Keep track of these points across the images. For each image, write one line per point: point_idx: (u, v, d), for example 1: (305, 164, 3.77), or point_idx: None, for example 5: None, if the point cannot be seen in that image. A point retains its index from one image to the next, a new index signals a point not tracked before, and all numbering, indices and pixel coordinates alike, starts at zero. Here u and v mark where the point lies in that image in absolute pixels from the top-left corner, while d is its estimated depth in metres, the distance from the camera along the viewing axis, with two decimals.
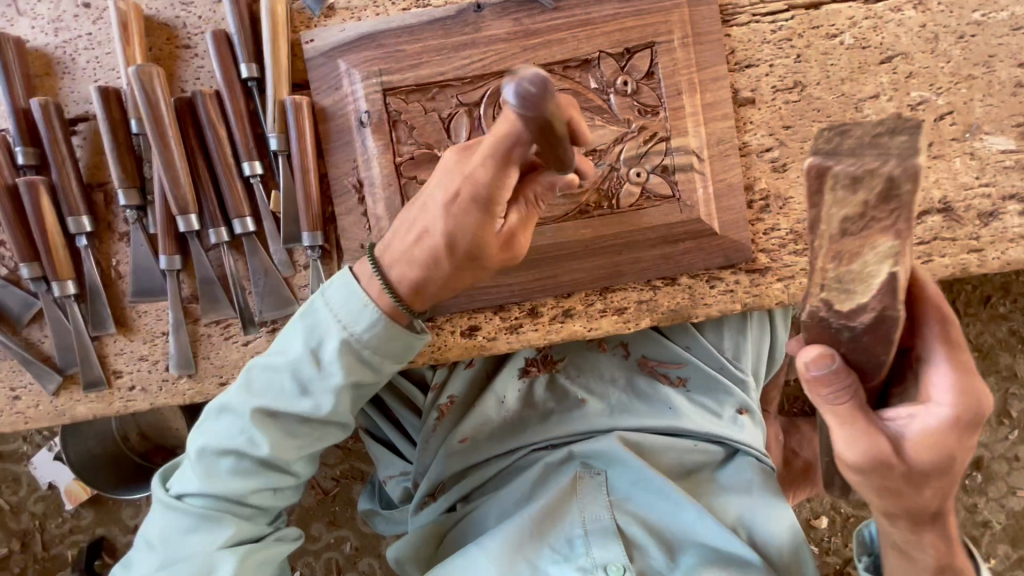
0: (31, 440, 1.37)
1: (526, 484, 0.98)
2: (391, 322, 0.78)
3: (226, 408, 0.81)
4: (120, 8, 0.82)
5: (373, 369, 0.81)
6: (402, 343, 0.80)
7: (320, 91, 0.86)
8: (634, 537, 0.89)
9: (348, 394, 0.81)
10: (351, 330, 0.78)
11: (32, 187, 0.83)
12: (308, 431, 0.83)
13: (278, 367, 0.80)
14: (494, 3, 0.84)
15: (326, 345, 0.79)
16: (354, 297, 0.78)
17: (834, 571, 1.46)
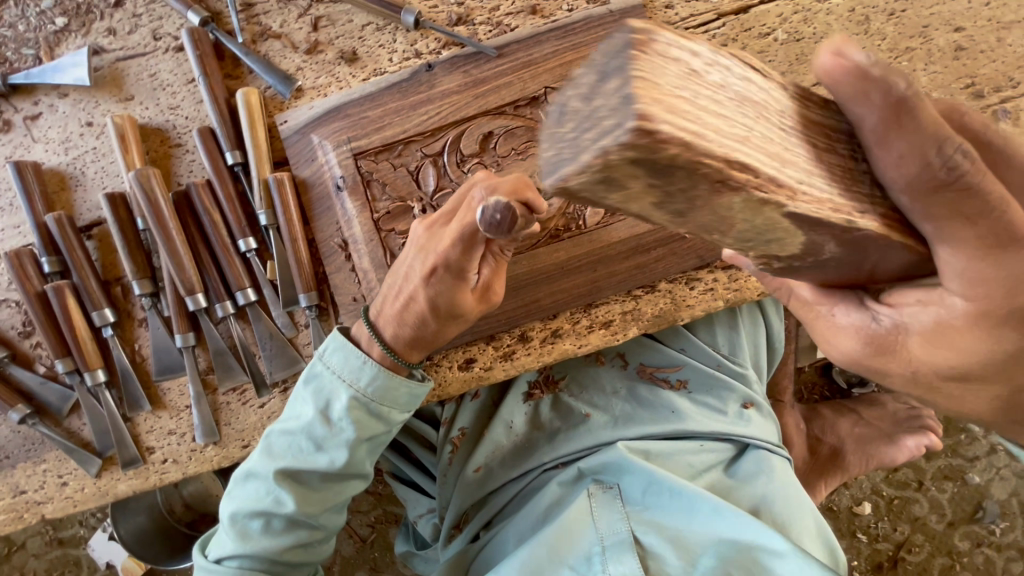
0: (87, 522, 1.46)
1: (542, 505, 1.00)
2: (392, 374, 0.84)
3: (249, 475, 0.87)
4: (117, 122, 0.92)
5: (380, 421, 0.86)
6: (407, 392, 0.86)
7: (299, 165, 0.94)
8: (653, 547, 0.90)
9: (362, 447, 0.86)
10: (354, 388, 0.84)
11: (59, 290, 0.93)
12: (326, 486, 0.88)
13: (291, 431, 0.85)
14: (443, 61, 0.92)
15: (334, 404, 0.84)
16: (352, 357, 0.84)
17: (888, 559, 1.40)
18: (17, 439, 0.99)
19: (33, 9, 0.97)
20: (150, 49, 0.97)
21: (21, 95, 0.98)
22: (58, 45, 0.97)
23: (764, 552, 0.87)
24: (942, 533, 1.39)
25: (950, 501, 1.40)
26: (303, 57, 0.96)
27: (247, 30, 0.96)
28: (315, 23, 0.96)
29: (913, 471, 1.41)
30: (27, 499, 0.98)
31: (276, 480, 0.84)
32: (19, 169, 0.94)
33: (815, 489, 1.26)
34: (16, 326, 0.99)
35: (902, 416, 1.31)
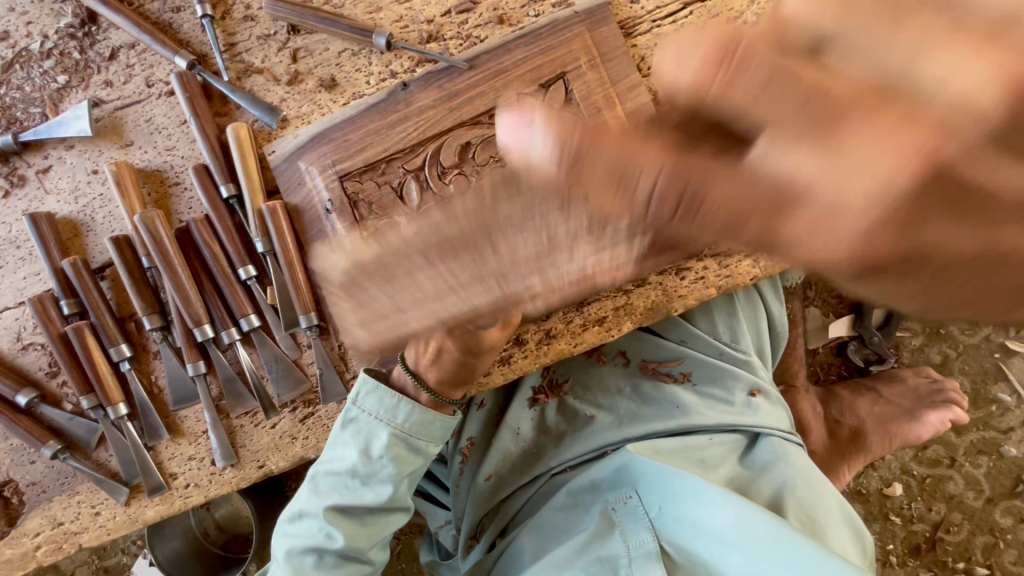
0: (129, 550, 1.53)
1: (564, 517, 1.00)
2: (430, 409, 0.88)
3: (298, 515, 0.90)
4: (115, 169, 0.97)
5: (417, 453, 0.89)
6: (442, 425, 0.89)
7: (290, 192, 0.98)
8: (681, 558, 0.89)
9: (404, 481, 0.89)
10: (394, 426, 0.87)
11: (78, 330, 0.98)
12: (376, 520, 0.90)
13: (338, 471, 0.88)
14: (417, 79, 0.94)
15: (375, 442, 0.87)
16: (386, 398, 0.87)
17: (926, 540, 1.34)
18: (52, 474, 1.05)
19: (37, 70, 1.03)
20: (144, 96, 1.02)
21: (32, 151, 1.04)
22: (62, 101, 1.03)
23: (789, 547, 0.83)
24: (980, 510, 1.34)
25: (987, 476, 1.34)
26: (285, 88, 1.00)
27: (232, 69, 1.01)
28: (294, 54, 1.00)
29: (944, 448, 1.35)
30: (65, 530, 1.04)
31: (326, 517, 0.86)
32: (34, 219, 1.00)
33: (838, 472, 1.24)
34: (43, 367, 1.05)
35: (924, 391, 1.27)
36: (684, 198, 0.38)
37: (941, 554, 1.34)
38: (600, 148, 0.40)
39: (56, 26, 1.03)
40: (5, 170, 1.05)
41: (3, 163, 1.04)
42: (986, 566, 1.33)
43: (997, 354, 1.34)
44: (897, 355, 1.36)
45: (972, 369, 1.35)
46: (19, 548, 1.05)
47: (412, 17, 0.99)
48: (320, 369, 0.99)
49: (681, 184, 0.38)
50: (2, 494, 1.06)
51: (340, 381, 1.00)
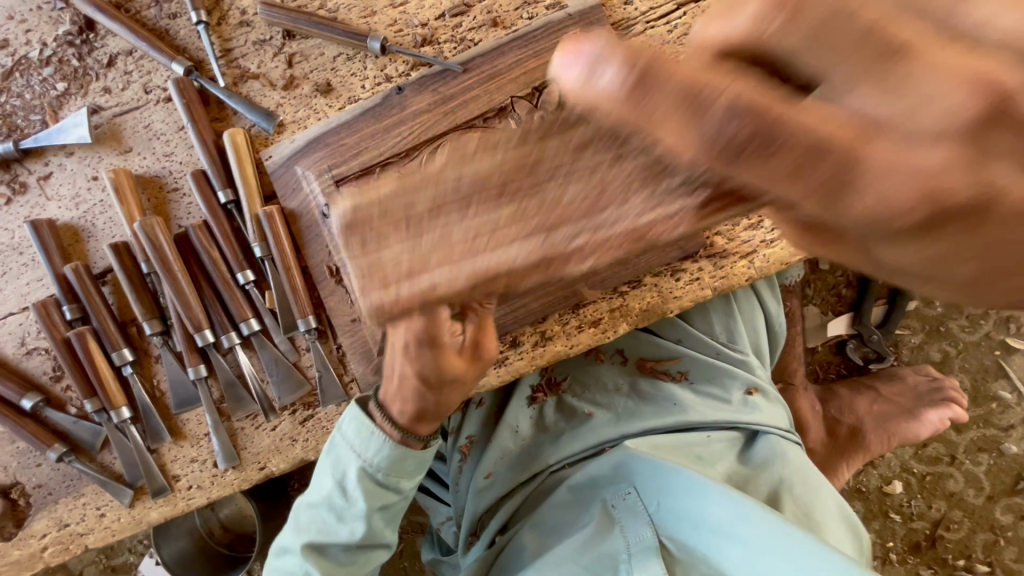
0: (136, 549, 1.55)
1: (565, 514, 1.01)
2: (396, 446, 0.85)
3: (282, 550, 0.93)
4: (114, 176, 0.99)
5: (391, 490, 0.89)
6: (410, 458, 0.87)
7: (287, 196, 0.98)
8: (679, 552, 0.92)
9: (376, 516, 0.89)
10: (364, 460, 0.86)
11: (80, 335, 1.00)
12: (352, 557, 0.92)
13: (318, 504, 0.90)
14: (412, 84, 0.95)
15: (348, 476, 0.87)
16: (363, 429, 0.86)
17: (925, 538, 1.34)
18: (57, 476, 1.07)
19: (36, 77, 1.04)
20: (142, 103, 1.03)
21: (32, 158, 1.05)
22: (61, 108, 1.04)
23: (788, 540, 0.84)
24: (981, 508, 1.34)
25: (987, 474, 1.34)
26: (281, 93, 1.01)
27: (229, 75, 1.02)
28: (289, 60, 1.01)
29: (944, 446, 1.35)
30: (71, 531, 1.06)
31: (304, 555, 0.89)
32: (35, 227, 1.01)
33: (837, 471, 1.24)
34: (47, 372, 1.06)
35: (923, 389, 1.27)
36: (760, 132, 0.36)
37: (941, 551, 1.34)
38: (666, 69, 0.40)
39: (54, 33, 1.04)
40: (6, 177, 1.06)
41: (4, 170, 1.06)
42: (986, 563, 1.33)
43: (998, 351, 1.34)
44: (896, 352, 1.36)
45: (972, 367, 1.34)
46: (26, 549, 1.07)
47: (406, 21, 0.99)
48: (319, 372, 1.00)
49: (759, 111, 0.36)
50: (9, 496, 1.07)
51: (338, 383, 1.01)
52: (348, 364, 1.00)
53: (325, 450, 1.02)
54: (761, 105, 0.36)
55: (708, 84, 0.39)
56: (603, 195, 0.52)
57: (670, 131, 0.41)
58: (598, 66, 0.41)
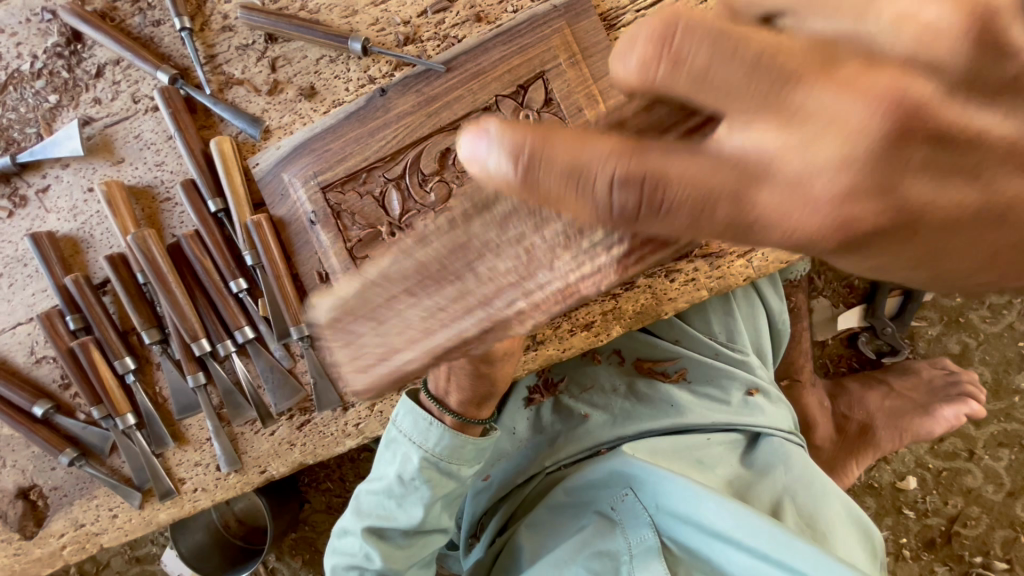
0: (158, 541, 1.61)
1: (563, 516, 0.99)
2: (458, 433, 0.86)
3: (344, 532, 0.94)
4: (106, 188, 0.99)
5: (452, 478, 0.89)
6: (474, 447, 0.88)
7: (275, 204, 0.98)
8: (680, 550, 0.91)
9: (437, 504, 0.89)
10: (425, 449, 0.86)
11: (84, 345, 1.02)
12: (411, 540, 0.92)
13: (376, 491, 0.91)
14: (395, 84, 0.93)
15: (408, 464, 0.87)
16: (420, 420, 0.86)
17: (941, 534, 1.30)
18: (71, 479, 1.10)
19: (29, 90, 1.05)
20: (132, 113, 1.04)
21: (30, 171, 1.07)
22: (55, 120, 1.05)
23: (787, 548, 0.84)
24: (1000, 504, 1.29)
25: (1008, 469, 1.29)
26: (266, 99, 1.00)
27: (214, 81, 1.01)
28: (272, 64, 0.99)
29: (961, 441, 1.30)
30: (87, 531, 1.10)
31: (364, 538, 0.90)
32: (36, 240, 1.03)
33: (847, 468, 1.22)
34: (56, 379, 1.09)
35: (939, 384, 1.23)
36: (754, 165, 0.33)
37: (958, 548, 1.29)
38: (555, 153, 0.34)
39: (44, 45, 1.04)
40: (8, 190, 1.08)
41: (6, 183, 1.08)
42: (1005, 560, 1.28)
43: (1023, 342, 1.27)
44: (911, 345, 1.31)
45: (994, 359, 1.28)
46: (47, 548, 1.11)
47: (388, 19, 0.97)
48: (313, 378, 1.01)
49: (640, 175, 0.33)
50: (28, 498, 1.11)
51: (334, 389, 1.02)
52: None
53: (323, 454, 1.04)
54: (635, 169, 0.34)
55: (588, 163, 0.34)
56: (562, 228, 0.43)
57: (573, 209, 0.35)
58: (488, 149, 0.35)
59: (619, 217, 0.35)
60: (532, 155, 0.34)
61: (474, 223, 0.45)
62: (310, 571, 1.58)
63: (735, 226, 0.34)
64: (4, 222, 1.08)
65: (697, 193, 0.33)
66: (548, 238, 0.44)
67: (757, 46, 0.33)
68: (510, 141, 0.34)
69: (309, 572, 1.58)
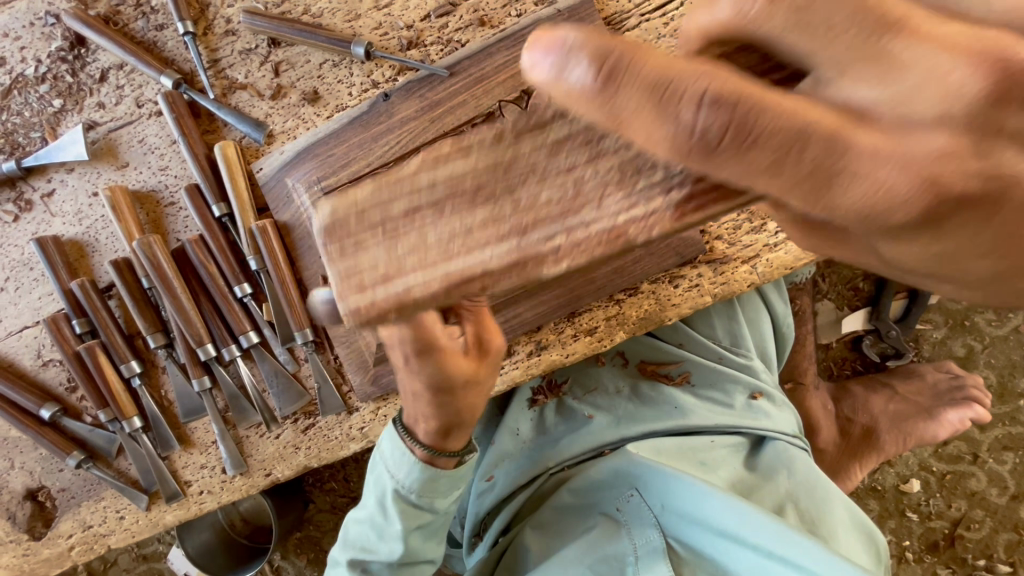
0: (164, 540, 1.62)
1: (569, 517, 1.00)
2: (427, 468, 0.84)
3: (334, 563, 0.97)
4: (111, 194, 1.00)
5: (426, 510, 0.88)
6: (444, 480, 0.86)
7: (279, 209, 0.98)
8: (685, 551, 0.91)
9: (414, 536, 0.90)
10: (396, 482, 0.86)
11: (90, 350, 1.02)
12: (398, 571, 0.94)
13: (361, 521, 0.92)
14: (398, 89, 0.92)
15: (385, 496, 0.88)
16: (394, 452, 0.85)
17: (944, 537, 1.30)
18: (78, 481, 1.11)
19: (34, 95, 1.05)
20: (135, 117, 1.04)
21: (35, 175, 1.07)
22: (59, 124, 1.05)
23: (792, 547, 0.84)
24: (1004, 508, 1.29)
25: (1012, 473, 1.28)
26: (269, 103, 1.00)
27: (217, 86, 1.01)
28: (275, 68, 0.99)
29: (966, 444, 1.30)
30: (95, 532, 1.11)
31: (350, 569, 0.92)
32: (41, 244, 1.04)
33: (851, 471, 1.22)
34: (63, 383, 1.10)
35: (944, 388, 1.23)
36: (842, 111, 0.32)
37: (961, 550, 1.29)
38: (638, 64, 0.31)
39: (47, 49, 1.04)
40: (13, 195, 1.08)
41: (11, 188, 1.08)
42: (1009, 563, 1.28)
43: None
44: (916, 348, 1.30)
45: (999, 362, 1.28)
46: (55, 548, 1.12)
47: (391, 23, 0.96)
48: (318, 383, 1.01)
49: (734, 98, 0.30)
50: (37, 499, 1.13)
51: (337, 394, 1.02)
52: (347, 375, 1.01)
53: (327, 458, 1.04)
54: (733, 90, 0.30)
55: (678, 75, 0.30)
56: (577, 195, 0.42)
57: (643, 130, 0.32)
58: (562, 57, 0.31)
59: (699, 143, 0.31)
60: (611, 64, 0.30)
61: (525, 142, 0.43)
62: (315, 569, 1.60)
63: (830, 169, 0.31)
64: (10, 226, 1.09)
65: (786, 132, 0.30)
66: (602, 172, 0.42)
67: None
68: (596, 46, 0.30)
69: (314, 570, 1.60)
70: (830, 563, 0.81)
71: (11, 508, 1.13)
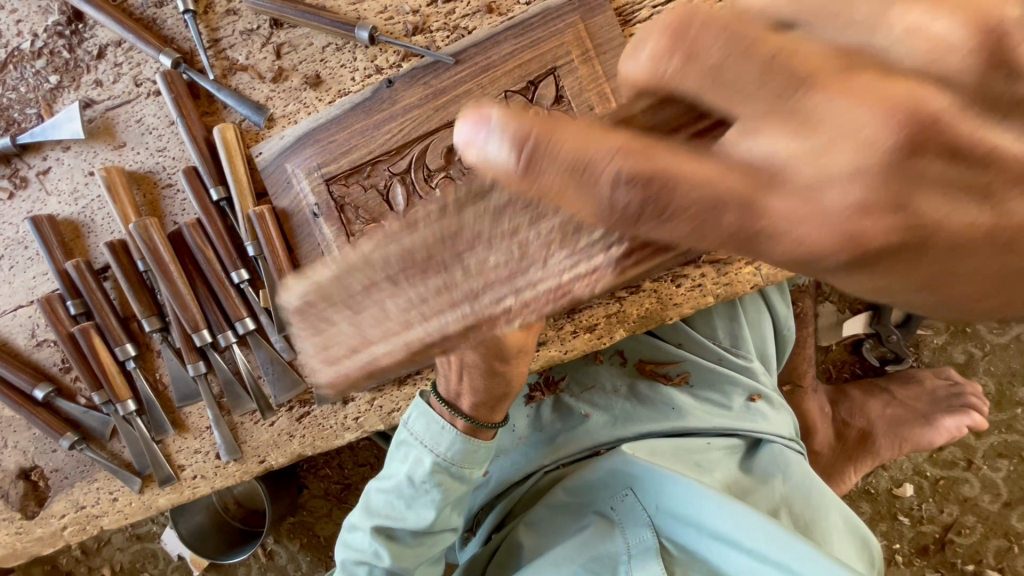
0: (159, 520, 1.62)
1: (564, 515, 0.99)
2: (470, 438, 0.87)
3: (353, 526, 0.93)
4: (106, 174, 0.98)
5: (464, 482, 0.89)
6: (484, 451, 0.88)
7: (278, 195, 0.96)
8: (678, 552, 0.91)
9: (447, 507, 0.89)
10: (436, 453, 0.86)
11: (84, 331, 1.01)
12: (419, 539, 0.91)
13: (387, 490, 0.91)
14: (402, 75, 0.90)
15: (418, 467, 0.87)
16: (432, 423, 0.87)
17: (935, 541, 1.30)
18: (72, 461, 1.11)
19: (29, 69, 1.03)
20: (134, 96, 1.02)
21: (31, 152, 1.06)
22: (55, 101, 1.03)
23: (785, 548, 0.84)
24: (996, 514, 1.29)
25: (1006, 480, 1.28)
26: (270, 86, 0.98)
27: (217, 66, 0.99)
28: (277, 50, 0.97)
29: (961, 450, 1.30)
30: (87, 513, 1.11)
31: (373, 535, 0.89)
32: (36, 223, 1.02)
33: (844, 474, 1.22)
34: (56, 363, 1.09)
35: (942, 395, 1.23)
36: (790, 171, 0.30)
37: (950, 555, 1.30)
38: (559, 144, 0.31)
39: (44, 23, 1.02)
40: (8, 172, 1.07)
41: (6, 164, 1.06)
42: (999, 570, 1.29)
43: None
44: (916, 353, 1.30)
45: (999, 370, 1.27)
46: (47, 528, 1.12)
47: (396, 7, 0.94)
48: None
49: (648, 176, 0.30)
50: (30, 478, 1.12)
51: None
52: None
53: (322, 446, 1.04)
54: (646, 171, 0.30)
55: (593, 156, 0.31)
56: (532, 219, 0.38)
57: (574, 205, 0.33)
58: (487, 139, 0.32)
59: (621, 218, 0.32)
60: (534, 148, 0.31)
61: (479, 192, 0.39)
62: (308, 554, 1.60)
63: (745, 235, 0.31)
64: (5, 203, 1.07)
65: (702, 208, 0.30)
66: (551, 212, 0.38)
67: (777, 44, 0.31)
68: (515, 128, 0.31)
69: (307, 555, 1.60)
70: (824, 566, 0.81)
71: (4, 486, 1.13)
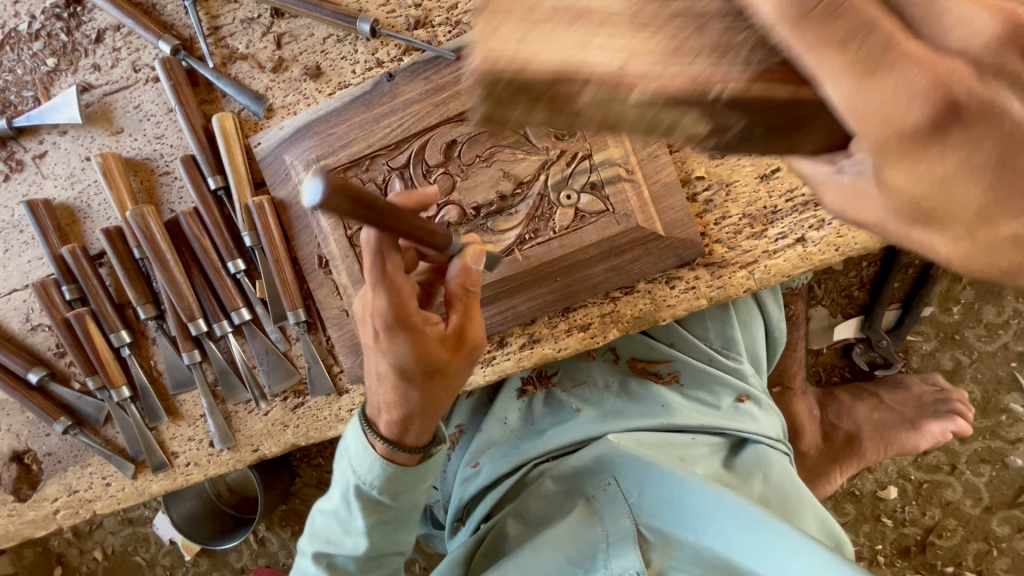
0: (150, 505, 1.63)
1: (550, 504, 1.01)
2: (388, 464, 0.78)
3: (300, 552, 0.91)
4: (102, 160, 0.97)
5: (389, 505, 0.82)
6: (408, 475, 0.80)
7: (276, 185, 0.96)
8: (654, 538, 0.93)
9: (377, 531, 0.83)
10: (359, 479, 0.80)
11: (79, 316, 1.01)
12: (363, 566, 0.87)
13: (325, 513, 0.86)
14: (403, 70, 0.90)
15: (346, 492, 0.82)
16: (355, 447, 0.80)
17: (916, 543, 1.33)
18: (65, 446, 1.11)
19: (27, 52, 1.02)
20: (132, 82, 1.01)
21: (27, 136, 1.05)
22: (53, 85, 1.03)
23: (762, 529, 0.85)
24: (977, 518, 1.31)
25: (988, 485, 1.31)
26: (270, 76, 0.97)
27: (217, 54, 0.98)
28: (278, 40, 0.97)
29: (945, 455, 1.32)
30: (80, 497, 1.11)
31: (314, 562, 0.86)
32: (31, 207, 1.02)
33: (830, 476, 1.24)
34: (51, 348, 1.09)
35: (929, 400, 1.24)
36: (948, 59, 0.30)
37: (931, 557, 1.33)
38: None
39: (42, 5, 1.01)
40: (3, 154, 1.06)
41: (2, 147, 1.06)
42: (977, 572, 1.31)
43: (1014, 363, 1.27)
44: (905, 359, 1.32)
45: (985, 377, 1.29)
46: (40, 511, 1.13)
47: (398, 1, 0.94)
48: (308, 364, 1.01)
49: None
50: (23, 461, 1.13)
51: (327, 375, 1.02)
52: (337, 356, 1.01)
53: (315, 437, 1.04)
54: None
55: None
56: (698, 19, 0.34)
57: None
58: None
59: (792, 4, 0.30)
60: None
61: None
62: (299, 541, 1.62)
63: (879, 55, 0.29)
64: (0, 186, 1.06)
65: (860, 22, 0.29)
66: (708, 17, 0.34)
67: None
68: None
69: None
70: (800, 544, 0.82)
71: None
